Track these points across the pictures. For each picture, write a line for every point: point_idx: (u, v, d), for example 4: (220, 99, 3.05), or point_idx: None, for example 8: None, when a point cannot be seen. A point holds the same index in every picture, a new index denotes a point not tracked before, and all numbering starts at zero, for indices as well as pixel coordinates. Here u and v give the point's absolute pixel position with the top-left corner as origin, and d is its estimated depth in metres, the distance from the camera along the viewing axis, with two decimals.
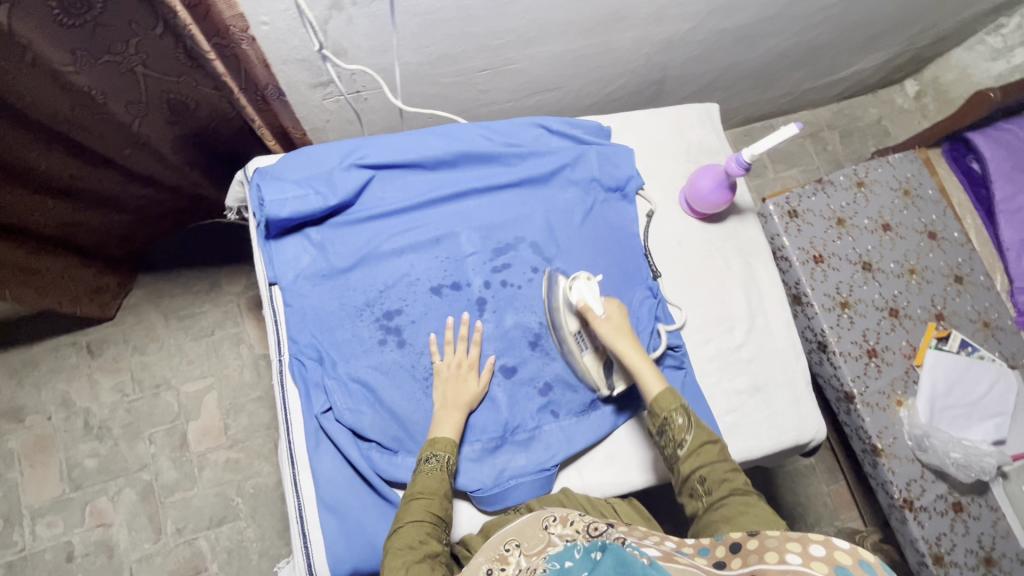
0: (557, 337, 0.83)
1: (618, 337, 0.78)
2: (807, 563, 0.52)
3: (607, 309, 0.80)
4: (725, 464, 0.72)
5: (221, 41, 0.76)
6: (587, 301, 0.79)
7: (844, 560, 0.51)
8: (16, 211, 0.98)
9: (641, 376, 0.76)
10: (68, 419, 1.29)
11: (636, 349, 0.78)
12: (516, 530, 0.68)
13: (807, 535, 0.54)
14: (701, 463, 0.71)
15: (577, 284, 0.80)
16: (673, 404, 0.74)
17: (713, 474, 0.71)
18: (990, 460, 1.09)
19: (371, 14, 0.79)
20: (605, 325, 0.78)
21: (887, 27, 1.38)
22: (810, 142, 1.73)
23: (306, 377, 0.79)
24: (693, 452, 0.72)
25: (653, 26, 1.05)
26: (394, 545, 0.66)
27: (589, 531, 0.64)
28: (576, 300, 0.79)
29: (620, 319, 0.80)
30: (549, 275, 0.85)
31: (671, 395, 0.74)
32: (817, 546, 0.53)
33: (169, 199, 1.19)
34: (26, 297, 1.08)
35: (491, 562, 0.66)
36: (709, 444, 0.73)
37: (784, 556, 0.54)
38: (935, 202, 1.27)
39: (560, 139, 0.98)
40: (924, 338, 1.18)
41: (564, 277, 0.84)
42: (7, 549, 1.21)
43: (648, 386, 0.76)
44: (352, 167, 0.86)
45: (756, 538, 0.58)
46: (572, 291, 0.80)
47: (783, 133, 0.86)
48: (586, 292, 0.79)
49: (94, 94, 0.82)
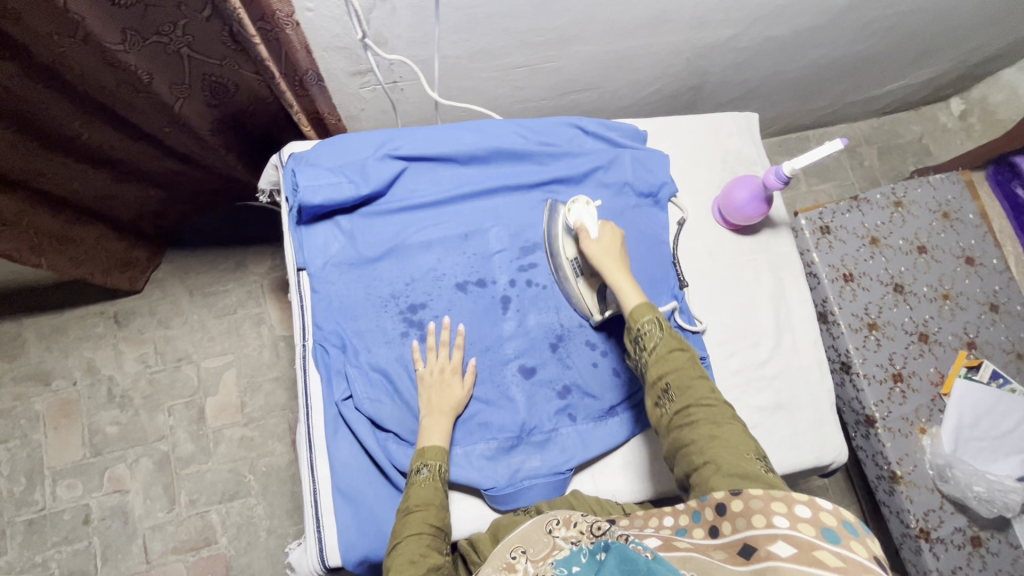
0: (554, 263, 0.86)
1: (604, 257, 0.78)
2: (794, 525, 0.51)
3: (601, 232, 0.80)
4: (693, 371, 0.69)
5: (266, 25, 0.77)
6: (583, 222, 0.81)
7: (829, 522, 0.50)
8: (56, 178, 1.01)
9: (619, 290, 0.76)
10: (92, 386, 1.32)
11: (623, 269, 0.77)
12: (520, 536, 0.66)
13: (790, 495, 0.52)
14: (668, 368, 0.69)
15: (575, 207, 0.83)
16: (646, 315, 0.72)
17: (678, 380, 0.68)
18: (1015, 496, 1.05)
19: (415, 5, 0.79)
20: (595, 246, 0.79)
21: (938, 43, 1.34)
22: (847, 156, 1.69)
23: (329, 363, 0.79)
24: (661, 357, 0.70)
25: (697, 31, 1.03)
26: (395, 562, 0.64)
27: (592, 531, 0.63)
28: (573, 221, 0.82)
29: (611, 243, 0.79)
30: (550, 206, 0.88)
31: (646, 307, 0.73)
32: (803, 507, 0.51)
33: (202, 177, 1.21)
34: (65, 268, 1.12)
35: (497, 572, 0.63)
36: (678, 351, 0.70)
37: (771, 519, 0.52)
38: (976, 226, 1.22)
39: (595, 141, 0.97)
40: (953, 366, 1.15)
41: (564, 206, 0.86)
42: (28, 507, 1.25)
43: (625, 300, 0.75)
44: (385, 158, 0.86)
45: (740, 499, 0.55)
46: (570, 214, 0.83)
47: (827, 148, 0.84)
48: (584, 215, 0.82)
49: (140, 73, 0.83)
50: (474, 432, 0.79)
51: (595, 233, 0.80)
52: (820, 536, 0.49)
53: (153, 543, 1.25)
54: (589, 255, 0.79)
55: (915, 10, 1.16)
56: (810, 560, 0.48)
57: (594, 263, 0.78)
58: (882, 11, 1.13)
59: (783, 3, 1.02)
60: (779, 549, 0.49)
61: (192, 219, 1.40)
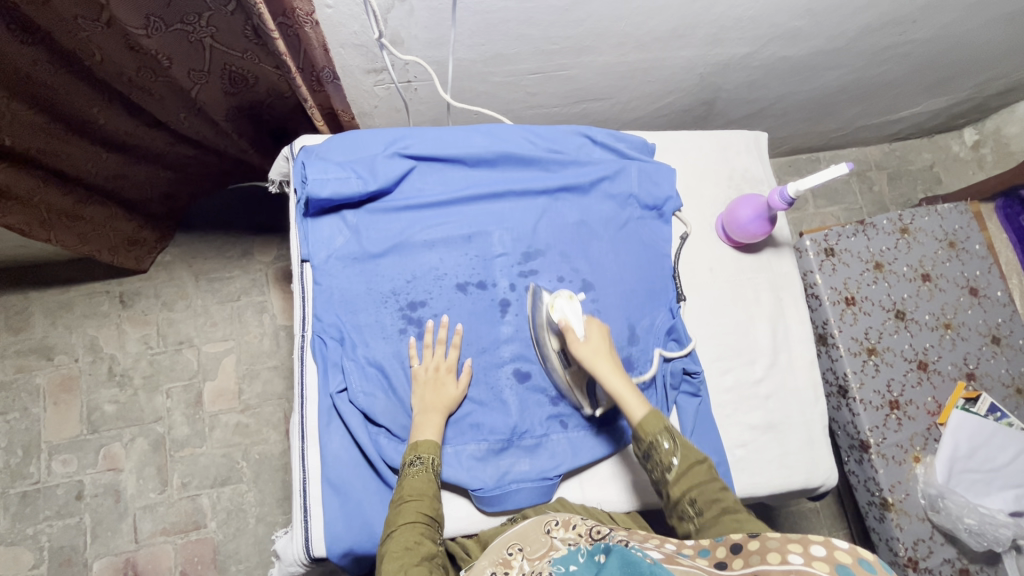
0: (541, 353, 0.82)
1: (597, 359, 0.76)
2: (809, 563, 0.51)
3: (588, 330, 0.78)
4: (715, 483, 0.70)
5: (286, 21, 0.79)
6: (568, 320, 0.77)
7: (844, 560, 0.50)
8: (72, 161, 1.03)
9: (623, 400, 0.74)
10: (93, 363, 1.34)
11: (617, 372, 0.76)
12: (519, 534, 0.69)
13: (807, 536, 0.53)
14: (690, 485, 0.69)
15: (558, 302, 0.79)
16: (655, 428, 0.72)
17: (704, 495, 0.68)
18: (1006, 531, 1.04)
19: (432, 7, 0.80)
20: (585, 347, 0.76)
21: (953, 72, 1.34)
22: (856, 180, 1.69)
23: (326, 355, 0.80)
24: (681, 474, 0.70)
25: (711, 47, 1.04)
26: (389, 548, 0.65)
27: (591, 534, 0.66)
28: (558, 319, 0.78)
29: (602, 343, 0.77)
30: (533, 292, 0.84)
31: (654, 416, 0.73)
32: (818, 547, 0.52)
33: (212, 161, 1.22)
34: (71, 243, 1.13)
35: (494, 565, 0.66)
36: (697, 465, 0.71)
37: (786, 556, 0.52)
38: (982, 258, 1.22)
39: (603, 150, 0.98)
40: (951, 397, 1.14)
41: (548, 294, 0.82)
42: (22, 479, 1.26)
43: (631, 411, 0.74)
44: (395, 156, 0.87)
45: (757, 539, 0.56)
46: (553, 310, 0.79)
47: (833, 171, 0.84)
48: (568, 310, 0.78)
49: (160, 57, 0.84)
50: (465, 432, 0.80)
51: (583, 333, 0.77)
52: (834, 573, 0.49)
53: (143, 523, 1.26)
54: (579, 359, 0.76)
55: (931, 39, 1.17)
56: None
57: (588, 368, 0.76)
58: (897, 38, 1.13)
59: (798, 24, 1.03)
60: None
61: (202, 205, 1.42)
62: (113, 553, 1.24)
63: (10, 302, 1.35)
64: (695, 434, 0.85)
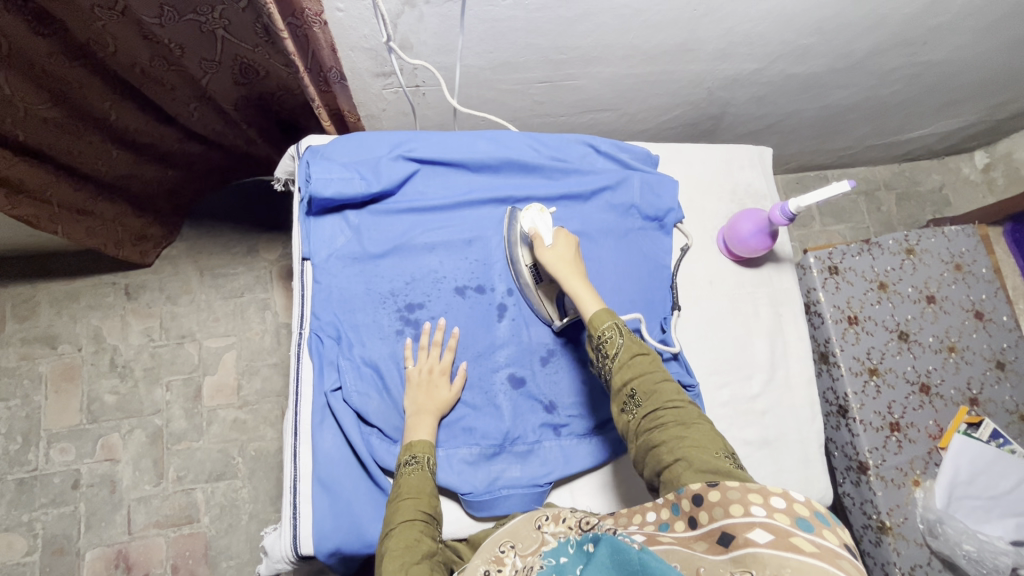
0: (514, 270, 0.85)
1: (559, 261, 0.78)
2: (771, 515, 0.51)
3: (555, 239, 0.81)
4: (657, 375, 0.70)
5: (295, 21, 0.79)
6: (537, 229, 0.82)
7: (802, 512, 0.51)
8: (84, 157, 1.05)
9: (578, 298, 0.75)
10: (96, 354, 1.35)
11: (576, 274, 0.77)
12: (510, 532, 0.69)
13: (767, 487, 0.53)
14: (633, 375, 0.70)
15: (529, 213, 0.85)
16: (606, 322, 0.73)
17: (643, 385, 0.69)
18: (1006, 560, 1.00)
19: (442, 14, 0.81)
20: (549, 253, 0.79)
21: (964, 95, 1.33)
22: (863, 200, 1.68)
23: (322, 354, 0.80)
24: (624, 364, 0.71)
25: (719, 62, 1.04)
26: (390, 547, 0.64)
27: (580, 525, 0.66)
28: (528, 228, 0.83)
29: (566, 249, 0.79)
30: (510, 212, 0.88)
31: (604, 313, 0.74)
32: (778, 499, 0.52)
33: (219, 157, 1.23)
34: (79, 236, 1.15)
35: (487, 563, 0.66)
36: (641, 355, 0.71)
37: (749, 509, 0.52)
38: (988, 282, 1.21)
39: (607, 160, 0.98)
40: (952, 421, 1.13)
41: (522, 211, 0.87)
42: (20, 466, 1.28)
43: (584, 307, 0.75)
44: (399, 159, 0.88)
45: (718, 490, 0.55)
46: (525, 221, 0.85)
47: (834, 188, 0.84)
48: (537, 221, 0.83)
49: (172, 45, 0.87)
50: (457, 436, 0.79)
51: (550, 240, 0.81)
52: (795, 525, 0.50)
53: (137, 515, 1.27)
54: (543, 262, 0.79)
55: (940, 61, 1.16)
56: (787, 546, 0.48)
57: (550, 270, 0.78)
58: (906, 59, 1.13)
59: (807, 42, 1.03)
60: (757, 536, 0.50)
61: (211, 201, 1.44)
62: (106, 544, 1.25)
63: (17, 290, 1.37)
64: None
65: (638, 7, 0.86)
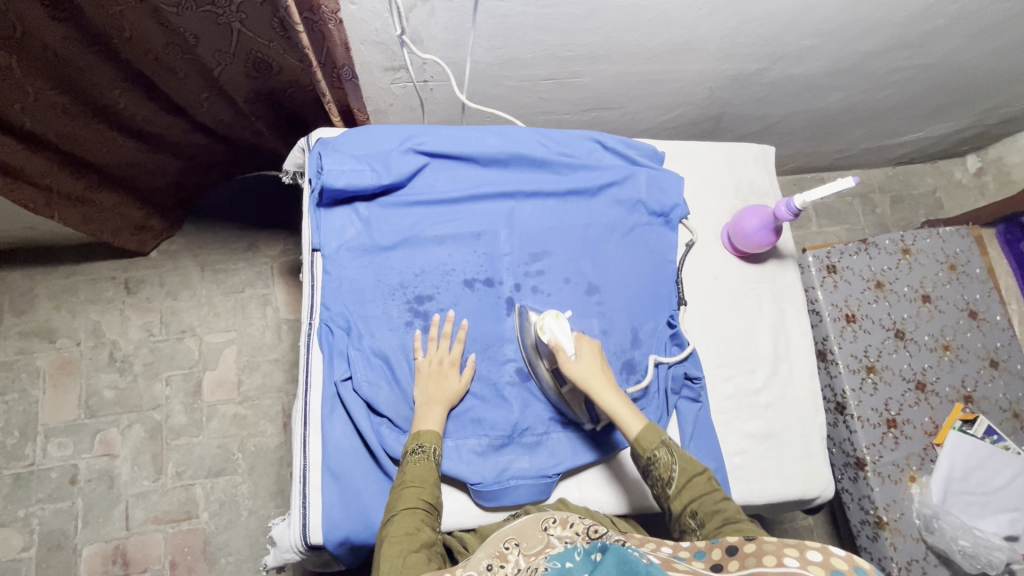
0: (536, 375, 0.82)
1: (591, 378, 0.77)
2: (805, 566, 0.52)
3: (578, 349, 0.78)
4: (716, 494, 0.71)
5: (312, 16, 0.80)
6: (559, 340, 0.78)
7: (840, 566, 0.51)
8: (89, 144, 1.05)
9: (619, 418, 0.75)
10: (95, 348, 1.34)
11: (610, 389, 0.76)
12: (516, 529, 0.69)
13: (804, 542, 0.54)
14: (691, 498, 0.71)
15: (546, 322, 0.80)
16: (654, 442, 0.74)
17: (705, 506, 0.70)
18: (1000, 555, 1.04)
19: (453, 9, 0.82)
20: (577, 367, 0.77)
21: (959, 98, 1.36)
22: (859, 202, 1.71)
23: (332, 344, 0.80)
24: (682, 487, 0.72)
25: (721, 61, 1.06)
26: (390, 532, 0.66)
27: (589, 533, 0.64)
28: (548, 339, 0.79)
29: (593, 360, 0.78)
30: (520, 313, 0.85)
31: (651, 432, 0.75)
32: (814, 552, 0.53)
33: (223, 149, 1.23)
34: (75, 223, 1.14)
35: (491, 558, 0.66)
36: (697, 476, 0.73)
37: (782, 560, 0.53)
38: (982, 281, 1.23)
39: (614, 156, 0.99)
40: (948, 418, 1.15)
41: (535, 315, 0.83)
42: (17, 461, 1.26)
43: (628, 428, 0.75)
44: (409, 151, 0.89)
45: (754, 542, 0.57)
46: (544, 330, 0.80)
47: (839, 185, 0.85)
48: (558, 330, 0.79)
49: (188, 34, 0.87)
50: (466, 427, 0.80)
51: (574, 351, 0.78)
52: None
53: (135, 511, 1.26)
54: (574, 379, 0.77)
55: (936, 65, 1.19)
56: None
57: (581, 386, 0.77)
58: (904, 62, 1.15)
59: (808, 43, 1.05)
60: None
61: (212, 196, 1.43)
62: (104, 539, 1.24)
63: (15, 283, 1.36)
64: (695, 438, 0.85)
65: (645, 5, 0.88)
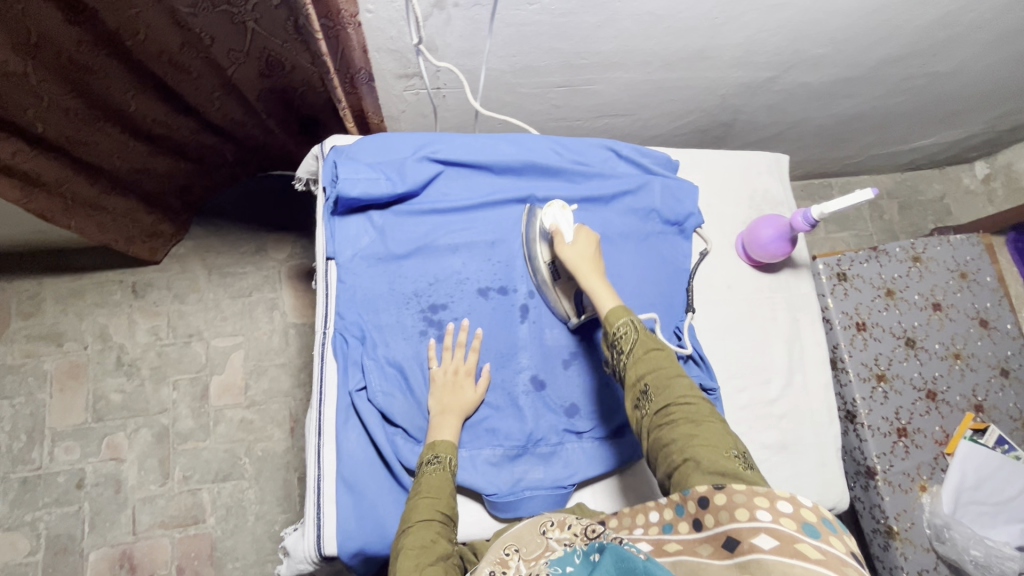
0: (532, 266, 0.86)
1: (579, 262, 0.78)
2: (777, 519, 0.51)
3: (577, 236, 0.81)
4: (671, 371, 0.70)
5: (329, 22, 0.79)
6: (559, 226, 0.82)
7: (810, 518, 0.51)
8: (102, 149, 1.05)
9: (595, 294, 0.76)
10: (102, 351, 1.34)
11: (597, 274, 0.78)
12: (514, 536, 0.68)
13: (774, 491, 0.53)
14: (646, 369, 0.70)
15: (551, 210, 0.83)
16: (621, 318, 0.73)
17: (657, 380, 0.69)
18: (1013, 565, 1.02)
19: (469, 17, 0.82)
20: (570, 250, 0.79)
21: (970, 106, 1.35)
22: (867, 208, 1.70)
23: (346, 353, 0.80)
24: (639, 359, 0.71)
25: (734, 69, 1.05)
26: (406, 545, 0.64)
27: (586, 533, 0.63)
28: (549, 224, 0.82)
29: (588, 247, 0.80)
30: (528, 211, 0.88)
31: (621, 310, 0.74)
32: (784, 503, 0.52)
33: (231, 150, 1.23)
34: (89, 232, 1.15)
35: (492, 564, 0.64)
36: (655, 351, 0.71)
37: (755, 513, 0.52)
38: (992, 290, 1.23)
39: (628, 165, 0.99)
40: (959, 427, 1.15)
41: (541, 209, 0.87)
42: (24, 465, 1.26)
43: (601, 303, 0.76)
44: (423, 160, 0.88)
45: (724, 492, 0.55)
46: (547, 217, 0.83)
47: (857, 196, 0.85)
48: (559, 218, 0.82)
49: (204, 34, 0.87)
50: (481, 437, 0.80)
51: (570, 236, 0.81)
52: (801, 530, 0.50)
53: (142, 515, 1.26)
54: (563, 259, 0.79)
55: (949, 73, 1.18)
56: (792, 552, 0.48)
57: (568, 266, 0.79)
58: (917, 70, 1.15)
59: (822, 51, 1.04)
60: (762, 542, 0.49)
61: (220, 199, 1.43)
62: (110, 544, 1.24)
63: (22, 286, 1.35)
64: None
65: (661, 14, 0.87)
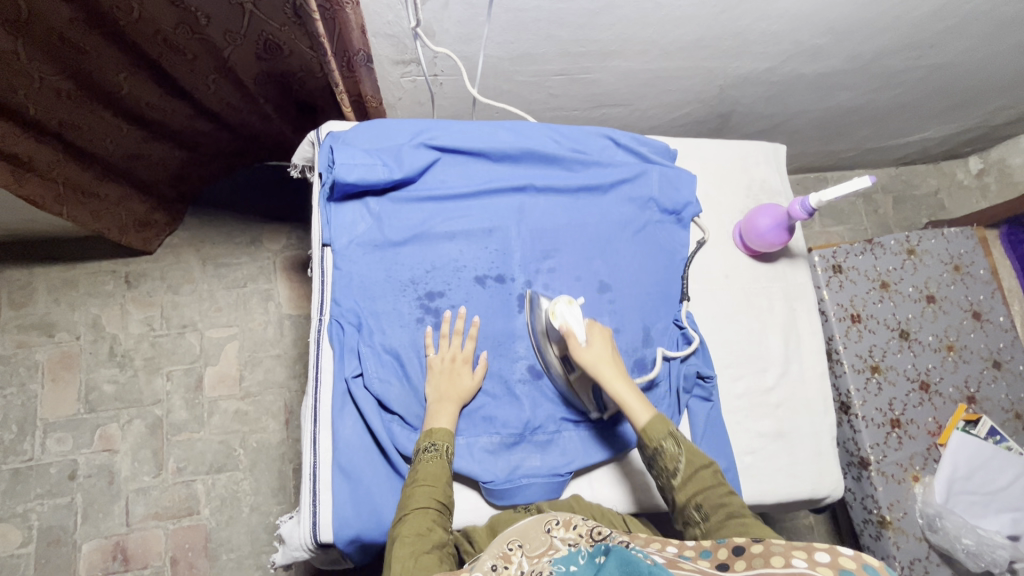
0: (543, 360, 0.83)
1: (602, 366, 0.76)
2: (812, 568, 0.50)
3: (590, 337, 0.78)
4: (722, 489, 0.70)
5: (326, 4, 0.77)
6: (570, 326, 0.78)
7: (848, 565, 0.49)
8: (94, 134, 1.04)
9: (629, 408, 0.75)
10: (95, 342, 1.33)
11: (622, 379, 0.76)
12: (519, 530, 0.66)
13: (812, 543, 0.52)
14: (695, 491, 0.70)
15: (559, 308, 0.80)
16: (662, 433, 0.73)
17: (709, 500, 0.69)
18: (1003, 553, 1.05)
19: (467, 2, 0.81)
20: (588, 354, 0.77)
21: (966, 100, 1.36)
22: (862, 202, 1.71)
23: (343, 341, 0.79)
24: (686, 479, 0.71)
25: (732, 59, 1.05)
26: (402, 533, 0.64)
27: (592, 535, 0.64)
28: (560, 324, 0.79)
29: (604, 348, 0.78)
30: (532, 297, 0.85)
31: (660, 422, 0.74)
32: (822, 553, 0.51)
33: (226, 138, 1.22)
34: (83, 220, 1.13)
35: (495, 559, 0.62)
36: (702, 470, 0.71)
37: (790, 561, 0.52)
38: (986, 282, 1.24)
39: (626, 153, 0.98)
40: (951, 418, 1.15)
41: (546, 299, 0.84)
42: (15, 456, 1.25)
43: (636, 416, 0.74)
44: (420, 146, 0.88)
45: (762, 543, 0.55)
46: (555, 316, 0.80)
47: (856, 184, 0.85)
48: (569, 316, 0.79)
49: (200, 13, 0.85)
50: (478, 425, 0.79)
51: (585, 338, 0.78)
52: None
53: (136, 507, 1.25)
54: (583, 365, 0.77)
55: (946, 66, 1.19)
56: None
57: (590, 373, 0.77)
58: (914, 62, 1.15)
59: (820, 42, 1.04)
60: None
61: (214, 189, 1.41)
62: (104, 535, 1.23)
63: (13, 276, 1.34)
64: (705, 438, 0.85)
65: (660, 1, 0.87)
